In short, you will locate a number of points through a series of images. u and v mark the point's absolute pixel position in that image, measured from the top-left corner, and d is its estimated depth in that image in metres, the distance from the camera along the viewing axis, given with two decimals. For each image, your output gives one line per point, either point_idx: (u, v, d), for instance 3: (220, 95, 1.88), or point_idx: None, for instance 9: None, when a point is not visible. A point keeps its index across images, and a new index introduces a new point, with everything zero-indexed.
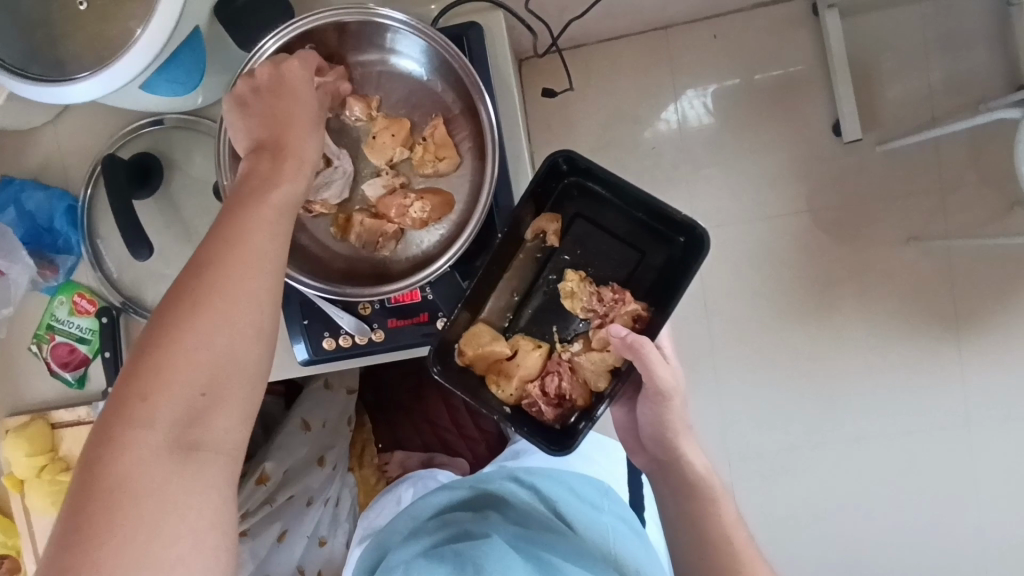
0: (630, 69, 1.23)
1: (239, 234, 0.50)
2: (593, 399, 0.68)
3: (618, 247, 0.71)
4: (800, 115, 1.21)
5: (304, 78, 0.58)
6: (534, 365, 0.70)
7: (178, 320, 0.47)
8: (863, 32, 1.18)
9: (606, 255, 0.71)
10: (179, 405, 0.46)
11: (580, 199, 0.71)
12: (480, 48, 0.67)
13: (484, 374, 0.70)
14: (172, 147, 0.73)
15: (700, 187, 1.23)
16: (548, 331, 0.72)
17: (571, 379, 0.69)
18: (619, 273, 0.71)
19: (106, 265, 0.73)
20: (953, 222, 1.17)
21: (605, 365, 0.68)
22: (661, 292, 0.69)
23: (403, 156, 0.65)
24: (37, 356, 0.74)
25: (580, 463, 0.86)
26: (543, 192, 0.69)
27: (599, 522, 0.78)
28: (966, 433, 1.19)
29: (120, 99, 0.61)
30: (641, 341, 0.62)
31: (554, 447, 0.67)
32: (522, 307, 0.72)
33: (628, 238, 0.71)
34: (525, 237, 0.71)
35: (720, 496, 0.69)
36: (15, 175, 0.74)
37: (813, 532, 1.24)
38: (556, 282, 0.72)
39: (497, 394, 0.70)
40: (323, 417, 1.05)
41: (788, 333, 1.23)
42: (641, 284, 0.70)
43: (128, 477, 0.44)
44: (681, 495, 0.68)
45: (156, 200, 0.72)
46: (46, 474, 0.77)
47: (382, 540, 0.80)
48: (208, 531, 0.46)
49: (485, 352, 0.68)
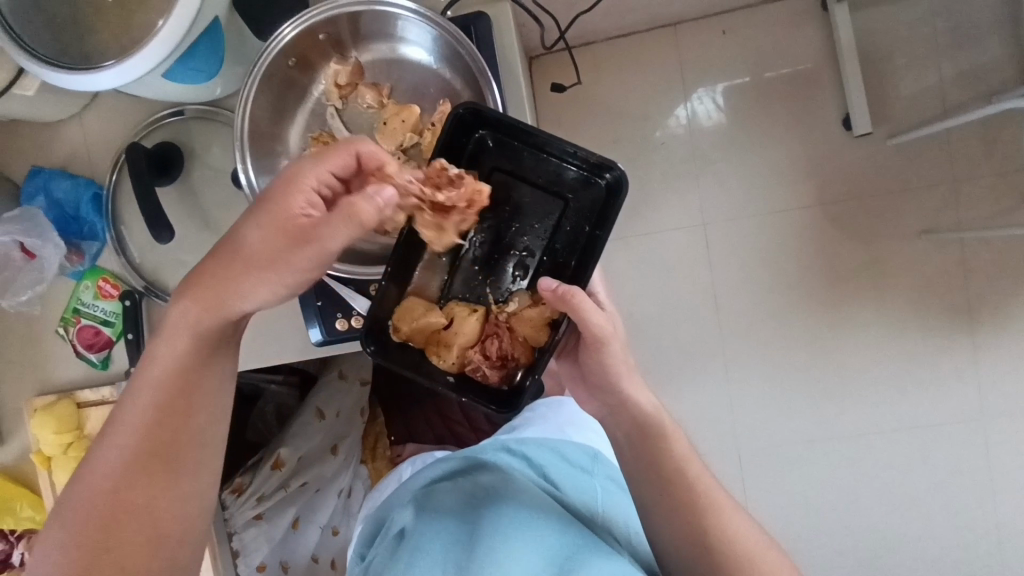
0: (639, 65, 1.24)
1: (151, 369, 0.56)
2: (535, 355, 0.64)
3: (538, 197, 0.65)
4: (810, 110, 1.21)
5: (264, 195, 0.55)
6: (472, 330, 0.65)
7: (114, 442, 0.55)
8: (873, 27, 1.18)
9: (527, 207, 0.65)
10: (143, 414, 0.55)
11: (496, 150, 0.64)
12: (487, 37, 0.69)
13: (425, 346, 0.65)
14: (191, 138, 0.75)
15: (709, 181, 1.24)
16: (483, 293, 0.67)
17: (509, 337, 0.64)
18: (543, 226, 0.65)
19: (129, 251, 0.76)
20: (966, 215, 1.17)
21: (542, 319, 0.63)
22: (590, 239, 0.64)
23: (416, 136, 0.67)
24: (65, 338, 0.78)
25: (577, 433, 0.85)
26: (454, 150, 0.64)
27: (590, 487, 0.78)
28: (982, 428, 1.18)
29: (143, 88, 0.64)
30: (572, 291, 0.59)
31: (502, 410, 0.64)
32: (454, 270, 0.67)
33: (550, 186, 0.64)
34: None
35: (673, 435, 0.64)
36: (44, 165, 0.78)
37: (826, 531, 1.23)
38: (483, 243, 0.67)
39: (439, 365, 0.65)
40: (338, 407, 1.07)
41: (795, 327, 1.23)
42: (569, 234, 0.65)
43: (95, 464, 0.55)
44: (633, 440, 0.64)
45: (176, 189, 0.75)
46: (72, 451, 0.79)
47: (380, 512, 0.80)
48: (140, 512, 0.55)
49: (422, 323, 0.64)
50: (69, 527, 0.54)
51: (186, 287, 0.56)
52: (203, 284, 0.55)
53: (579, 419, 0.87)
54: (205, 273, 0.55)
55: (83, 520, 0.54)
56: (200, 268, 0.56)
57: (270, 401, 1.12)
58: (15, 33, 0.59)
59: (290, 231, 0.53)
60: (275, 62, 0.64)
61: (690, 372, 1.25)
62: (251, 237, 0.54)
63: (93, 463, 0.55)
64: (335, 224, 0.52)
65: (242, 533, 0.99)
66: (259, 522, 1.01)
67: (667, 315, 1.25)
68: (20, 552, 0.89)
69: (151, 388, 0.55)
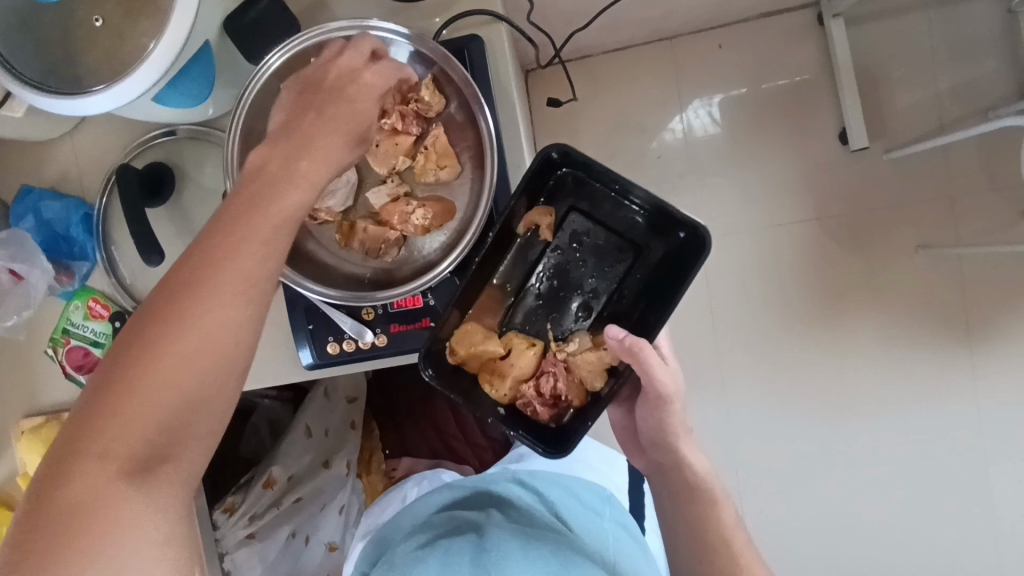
0: (635, 79, 1.24)
1: (261, 187, 0.52)
2: (589, 399, 0.69)
3: (614, 243, 0.71)
4: (806, 124, 1.21)
5: (335, 93, 0.57)
6: (528, 364, 0.70)
7: (207, 251, 0.48)
8: (868, 41, 1.18)
9: (603, 249, 0.72)
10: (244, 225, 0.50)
11: (575, 191, 0.70)
12: (481, 59, 0.69)
13: (478, 372, 0.70)
14: (184, 158, 0.75)
15: (706, 196, 1.23)
16: (542, 328, 0.73)
17: (566, 379, 0.69)
18: (614, 269, 0.72)
19: (119, 271, 0.76)
20: (963, 231, 1.16)
21: (601, 364, 0.68)
22: (658, 288, 0.70)
23: (421, 129, 0.67)
24: (53, 358, 0.77)
25: (587, 472, 0.89)
26: (534, 186, 0.68)
27: (600, 528, 0.79)
28: (982, 444, 1.17)
29: (135, 112, 0.64)
30: (640, 345, 0.62)
31: (550, 449, 0.67)
32: (517, 302, 0.73)
33: (625, 233, 0.71)
34: (516, 232, 0.71)
35: (720, 498, 0.68)
36: (34, 185, 0.77)
37: (824, 548, 1.22)
38: (550, 276, 0.73)
39: (491, 394, 0.70)
40: (326, 424, 1.06)
41: (795, 342, 1.22)
42: (636, 281, 0.71)
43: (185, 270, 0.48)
44: (678, 498, 0.68)
45: (168, 209, 0.75)
46: None
47: (385, 535, 0.84)
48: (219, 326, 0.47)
49: (477, 350, 0.69)
50: (147, 335, 0.46)
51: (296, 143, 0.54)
52: (319, 136, 0.55)
53: (583, 456, 0.92)
54: (325, 135, 0.55)
55: (163, 324, 0.46)
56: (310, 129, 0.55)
57: (263, 416, 1.11)
58: (9, 63, 0.58)
59: (300, 111, 0.57)
60: (266, 87, 0.64)
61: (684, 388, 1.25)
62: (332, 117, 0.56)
63: (187, 273, 0.47)
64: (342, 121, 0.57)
65: (234, 552, 0.97)
66: (252, 541, 0.99)
67: None
68: None
69: (257, 203, 0.51)
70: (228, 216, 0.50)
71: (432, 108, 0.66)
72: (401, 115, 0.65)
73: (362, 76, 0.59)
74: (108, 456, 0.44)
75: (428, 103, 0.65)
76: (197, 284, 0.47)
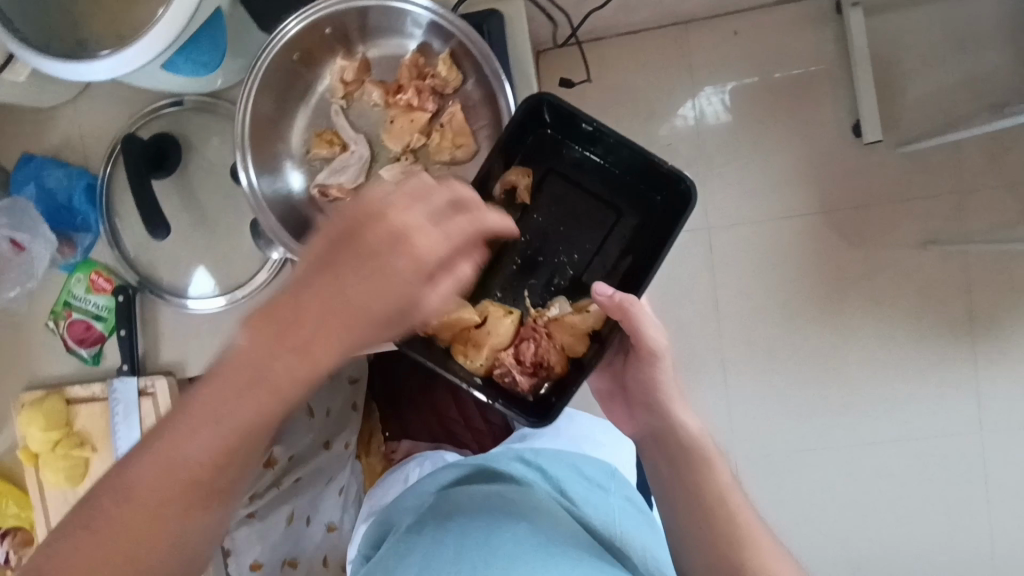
0: (647, 64, 1.22)
1: (315, 302, 0.43)
2: (570, 366, 0.68)
3: (592, 204, 0.72)
4: (819, 115, 1.19)
5: (366, 254, 0.44)
6: (506, 332, 0.68)
7: (277, 330, 0.44)
8: (886, 31, 1.16)
9: (581, 212, 0.72)
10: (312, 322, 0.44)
11: (554, 153, 0.71)
12: (498, 36, 0.67)
13: (450, 344, 0.68)
14: (190, 129, 0.73)
15: (715, 185, 1.22)
16: (521, 296, 0.72)
17: (547, 344, 0.68)
18: (592, 231, 0.71)
19: (123, 244, 0.74)
20: (971, 227, 1.15)
21: (583, 329, 0.68)
22: (638, 248, 0.70)
23: (437, 106, 0.66)
24: (54, 332, 0.76)
25: (594, 449, 0.90)
26: (515, 146, 0.68)
27: (608, 503, 0.80)
28: (979, 440, 1.18)
29: (142, 79, 0.62)
30: (630, 300, 0.63)
31: (531, 416, 0.66)
32: (494, 269, 0.72)
33: (603, 194, 0.71)
34: (495, 194, 0.68)
35: (714, 457, 0.67)
36: (36, 153, 0.75)
37: (822, 540, 1.23)
38: (529, 239, 0.72)
39: (466, 365, 0.67)
40: (328, 406, 1.05)
41: (800, 335, 1.22)
42: (615, 242, 0.71)
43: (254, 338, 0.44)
44: (676, 461, 0.67)
45: (174, 182, 0.73)
46: (60, 448, 0.77)
47: (388, 515, 0.83)
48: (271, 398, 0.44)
49: (452, 320, 0.66)
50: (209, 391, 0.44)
51: (330, 298, 0.43)
52: (352, 297, 0.43)
53: (591, 434, 0.93)
54: (358, 299, 0.43)
55: (227, 384, 0.44)
56: (341, 297, 0.43)
57: None
58: (13, 26, 0.56)
59: (330, 264, 0.44)
60: (278, 58, 0.62)
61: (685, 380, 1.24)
62: (359, 294, 0.43)
63: (255, 349, 0.44)
64: (370, 296, 0.43)
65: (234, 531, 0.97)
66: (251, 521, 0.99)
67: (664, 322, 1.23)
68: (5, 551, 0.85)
69: (313, 307, 0.43)
70: (298, 301, 0.44)
71: (449, 84, 0.65)
72: (417, 90, 0.65)
73: (401, 237, 0.44)
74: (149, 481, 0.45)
75: (444, 79, 0.65)
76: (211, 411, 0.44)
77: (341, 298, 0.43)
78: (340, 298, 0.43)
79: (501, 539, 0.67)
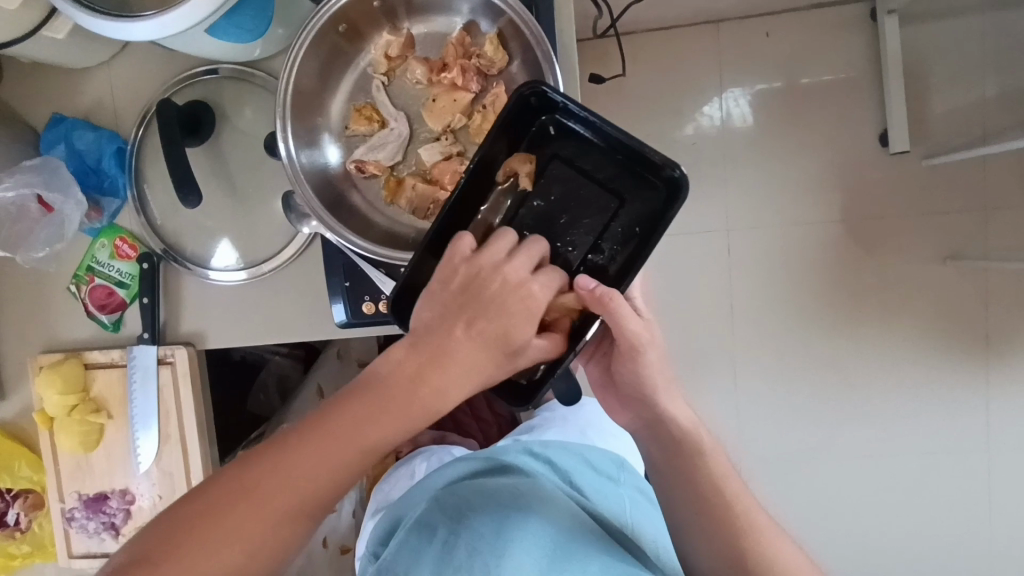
0: (676, 61, 1.21)
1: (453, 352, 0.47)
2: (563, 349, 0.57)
3: (596, 193, 0.61)
4: (848, 122, 1.18)
5: (482, 294, 0.49)
6: None
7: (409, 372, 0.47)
8: (920, 41, 1.14)
9: (584, 201, 0.61)
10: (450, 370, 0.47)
11: (559, 138, 0.62)
12: (547, 18, 0.66)
13: None
14: (223, 98, 0.72)
15: (737, 187, 1.21)
16: None
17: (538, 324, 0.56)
18: (594, 223, 0.61)
19: (149, 211, 0.74)
20: (993, 244, 1.14)
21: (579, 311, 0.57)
22: (642, 246, 0.59)
23: (480, 87, 0.65)
24: (76, 296, 0.76)
25: (600, 439, 0.90)
26: (514, 130, 0.60)
27: (620, 494, 0.81)
28: (984, 457, 1.18)
29: (182, 43, 0.61)
30: (612, 295, 0.54)
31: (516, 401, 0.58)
32: None
33: (608, 181, 0.61)
34: (496, 180, 0.61)
35: (710, 452, 0.64)
36: (67, 113, 0.74)
37: (818, 543, 1.24)
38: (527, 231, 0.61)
39: None
40: None
41: (812, 342, 1.21)
42: (617, 238, 0.60)
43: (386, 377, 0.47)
44: (668, 455, 0.63)
45: (205, 151, 0.72)
46: (75, 414, 0.76)
47: (398, 511, 0.83)
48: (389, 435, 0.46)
49: None
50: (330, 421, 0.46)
51: (463, 348, 0.47)
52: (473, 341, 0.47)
53: (598, 425, 0.93)
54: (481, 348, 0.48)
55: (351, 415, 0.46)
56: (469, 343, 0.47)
57: (274, 372, 1.09)
58: None
59: (451, 311, 0.48)
60: (323, 29, 0.61)
61: (694, 380, 1.25)
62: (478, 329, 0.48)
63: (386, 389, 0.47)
64: (484, 350, 0.48)
65: None
66: None
67: (675, 322, 1.23)
68: (16, 513, 0.86)
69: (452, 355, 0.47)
70: (437, 349, 0.47)
71: (495, 65, 0.64)
72: (462, 69, 0.64)
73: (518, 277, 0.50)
74: (243, 499, 0.44)
75: (491, 59, 0.63)
76: (327, 438, 0.46)
77: (471, 345, 0.47)
78: (469, 345, 0.47)
79: (515, 535, 0.64)
